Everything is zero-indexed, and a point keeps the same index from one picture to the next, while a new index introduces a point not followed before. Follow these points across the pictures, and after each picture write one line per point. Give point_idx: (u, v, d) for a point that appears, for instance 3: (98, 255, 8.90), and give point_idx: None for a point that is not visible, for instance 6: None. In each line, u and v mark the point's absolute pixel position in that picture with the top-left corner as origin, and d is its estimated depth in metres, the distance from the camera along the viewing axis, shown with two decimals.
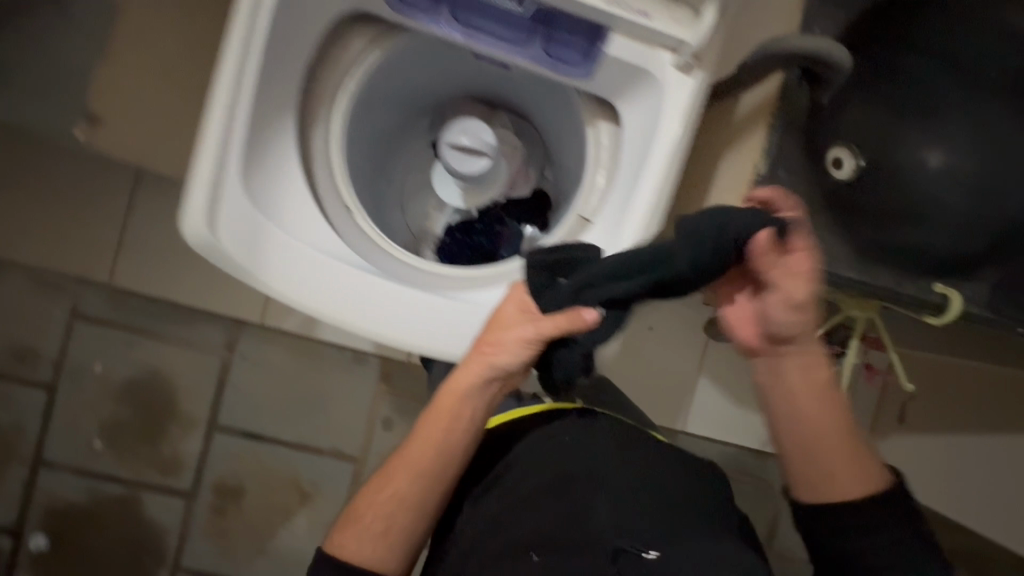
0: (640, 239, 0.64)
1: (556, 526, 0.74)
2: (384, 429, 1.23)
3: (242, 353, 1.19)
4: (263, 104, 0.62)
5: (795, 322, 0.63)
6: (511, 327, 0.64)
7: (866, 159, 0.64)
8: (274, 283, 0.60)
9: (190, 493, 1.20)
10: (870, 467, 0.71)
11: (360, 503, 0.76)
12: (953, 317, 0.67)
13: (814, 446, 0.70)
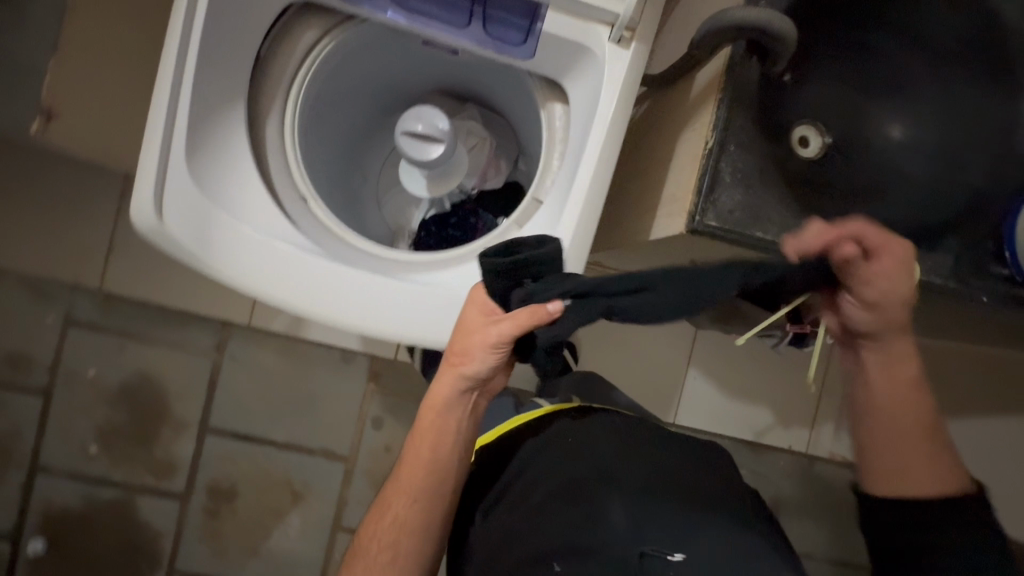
0: (583, 221, 0.61)
1: (574, 532, 0.71)
2: (374, 428, 1.24)
3: (231, 354, 1.20)
4: (216, 96, 0.61)
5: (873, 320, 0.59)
6: (474, 332, 0.60)
7: (831, 137, 0.61)
8: (225, 271, 0.57)
9: (184, 495, 1.22)
10: (945, 462, 0.73)
11: (365, 533, 0.79)
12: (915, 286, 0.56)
13: (892, 447, 0.73)
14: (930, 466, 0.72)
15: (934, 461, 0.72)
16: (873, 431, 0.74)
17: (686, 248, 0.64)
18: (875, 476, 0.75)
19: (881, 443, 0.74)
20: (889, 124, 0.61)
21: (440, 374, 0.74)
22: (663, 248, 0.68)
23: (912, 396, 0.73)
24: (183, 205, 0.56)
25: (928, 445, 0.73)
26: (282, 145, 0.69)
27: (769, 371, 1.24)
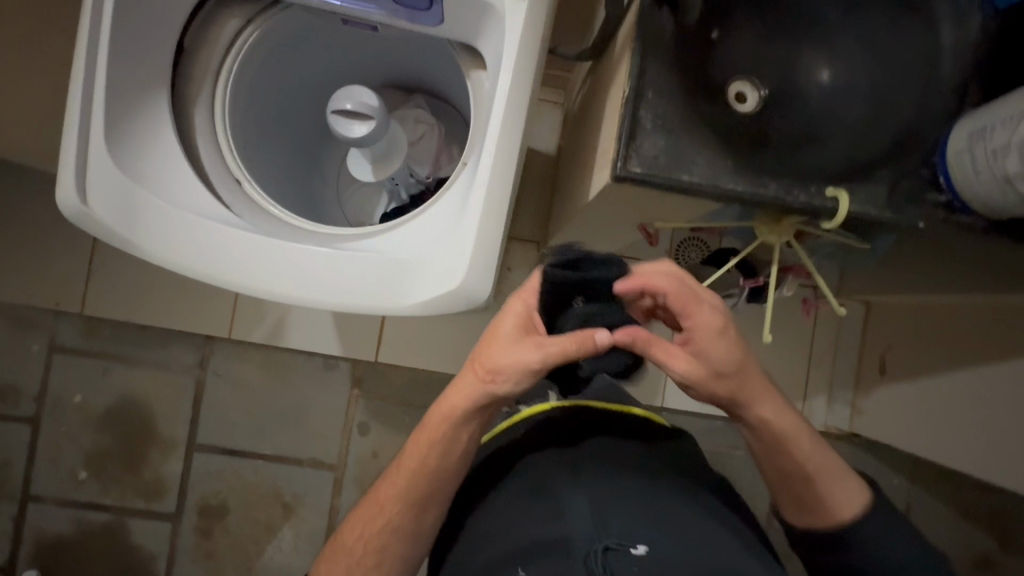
0: (508, 173, 0.57)
1: (536, 532, 0.65)
2: (361, 434, 1.23)
3: (214, 370, 1.21)
4: (137, 90, 0.63)
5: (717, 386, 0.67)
6: (515, 354, 0.64)
7: (767, 91, 0.60)
8: (154, 249, 0.57)
9: (174, 516, 1.21)
10: (848, 481, 0.72)
11: (349, 536, 0.77)
12: (841, 219, 0.53)
13: (798, 474, 0.71)
14: (836, 489, 0.71)
15: (838, 485, 0.71)
16: (769, 472, 0.73)
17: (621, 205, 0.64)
18: (789, 508, 0.74)
19: (781, 480, 0.73)
20: (816, 68, 0.60)
21: (458, 378, 0.71)
22: (605, 209, 0.68)
23: (804, 436, 0.71)
24: (107, 187, 0.57)
25: (828, 471, 0.71)
26: (212, 131, 0.71)
27: None
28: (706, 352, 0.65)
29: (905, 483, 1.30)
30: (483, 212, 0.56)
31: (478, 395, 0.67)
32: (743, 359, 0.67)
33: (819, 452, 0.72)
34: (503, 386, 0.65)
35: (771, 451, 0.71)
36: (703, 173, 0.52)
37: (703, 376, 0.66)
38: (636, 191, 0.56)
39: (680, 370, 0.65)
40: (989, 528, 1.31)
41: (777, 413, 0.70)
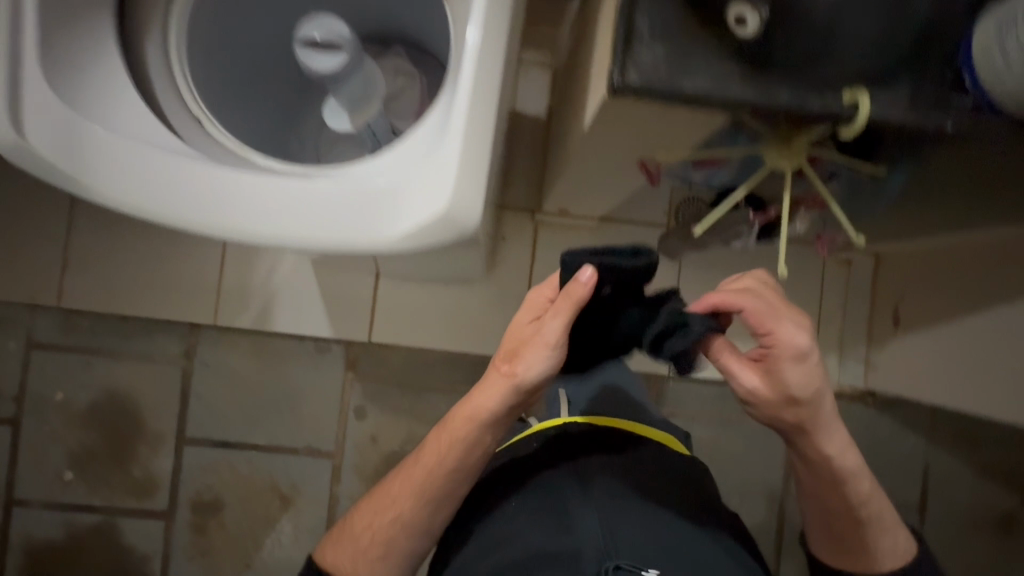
0: (486, 80, 0.49)
1: (543, 545, 0.63)
2: (358, 419, 1.18)
3: (200, 359, 1.16)
4: (75, 19, 0.58)
5: (789, 411, 0.64)
6: (534, 340, 0.62)
7: (768, 9, 0.46)
8: (108, 187, 0.52)
9: (168, 513, 1.16)
10: (899, 534, 0.72)
11: (357, 524, 0.75)
12: (862, 121, 0.48)
13: (844, 521, 0.70)
14: (886, 539, 0.71)
15: (886, 536, 0.71)
16: (817, 512, 0.73)
17: (615, 137, 0.59)
18: (825, 549, 0.74)
19: (831, 521, 0.72)
20: None
21: (482, 382, 0.69)
22: (599, 145, 0.63)
23: (865, 480, 0.69)
24: (54, 132, 0.52)
25: (882, 521, 0.70)
26: (168, 71, 0.65)
27: None
28: (785, 376, 0.61)
29: (923, 442, 1.26)
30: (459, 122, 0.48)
31: (499, 389, 0.65)
32: (819, 390, 0.63)
33: (878, 500, 0.70)
34: (525, 372, 0.63)
35: (830, 490, 0.69)
36: (709, 80, 0.46)
37: (773, 398, 0.63)
38: (643, 106, 0.49)
39: (749, 386, 0.63)
40: (1010, 484, 1.27)
41: (843, 452, 0.67)
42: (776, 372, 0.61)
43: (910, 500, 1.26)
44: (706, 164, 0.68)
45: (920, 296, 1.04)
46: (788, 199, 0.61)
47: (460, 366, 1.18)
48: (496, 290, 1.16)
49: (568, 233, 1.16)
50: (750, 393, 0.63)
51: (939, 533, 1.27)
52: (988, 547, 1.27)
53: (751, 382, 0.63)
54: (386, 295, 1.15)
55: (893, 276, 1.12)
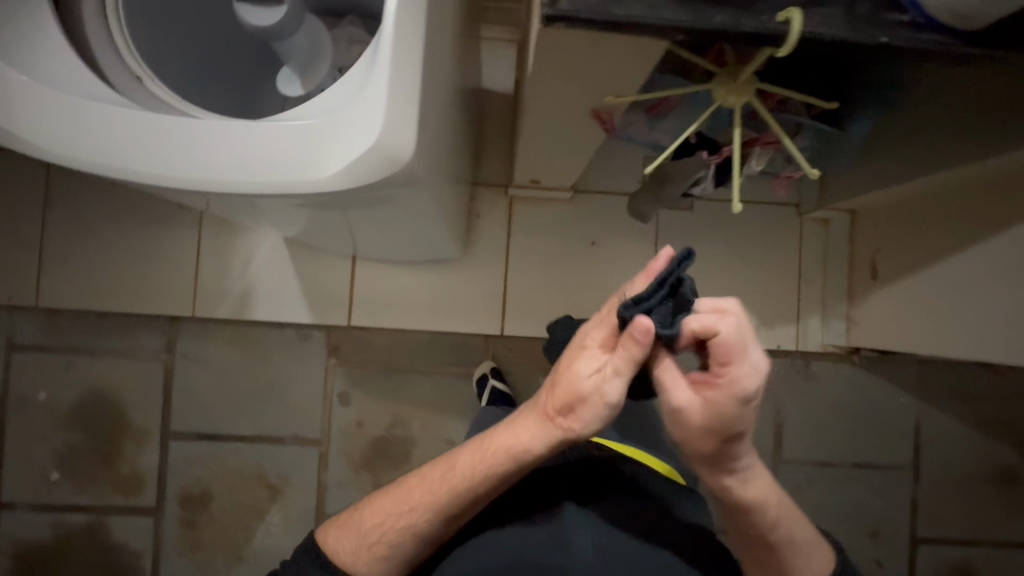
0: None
1: (539, 556, 0.67)
2: (342, 405, 1.18)
3: (182, 353, 1.16)
4: None
5: (707, 442, 0.55)
6: (590, 395, 0.55)
7: None
8: (59, 147, 0.47)
9: (156, 509, 1.15)
10: (818, 554, 0.69)
11: (368, 519, 0.74)
12: (795, 39, 0.47)
13: (763, 546, 0.67)
14: (802, 561, 0.68)
15: (801, 558, 0.68)
16: (734, 534, 0.69)
17: (562, 82, 0.58)
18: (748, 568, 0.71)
19: (743, 543, 0.68)
20: None
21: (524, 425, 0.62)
22: (548, 96, 0.63)
23: (775, 505, 0.65)
24: None
25: (794, 544, 0.68)
26: (104, 28, 0.59)
27: (737, 273, 1.18)
28: (720, 410, 0.52)
29: (913, 400, 1.25)
30: (396, 52, 0.41)
31: (546, 437, 0.60)
32: (745, 430, 0.55)
33: (789, 523, 0.67)
34: (579, 429, 0.57)
35: (738, 516, 0.65)
36: (639, 7, 0.46)
37: (695, 426, 0.54)
38: (581, 37, 0.49)
39: (675, 409, 0.53)
40: (1006, 439, 1.26)
41: (749, 481, 0.62)
42: (712, 404, 0.52)
43: (903, 460, 1.25)
44: (658, 108, 0.72)
45: (896, 249, 1.03)
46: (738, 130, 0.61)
47: (442, 346, 1.18)
48: (474, 267, 1.16)
49: (543, 207, 1.17)
50: (675, 414, 0.54)
51: (935, 492, 1.26)
52: (986, 503, 1.26)
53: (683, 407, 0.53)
54: (365, 278, 1.15)
55: (870, 232, 1.12)
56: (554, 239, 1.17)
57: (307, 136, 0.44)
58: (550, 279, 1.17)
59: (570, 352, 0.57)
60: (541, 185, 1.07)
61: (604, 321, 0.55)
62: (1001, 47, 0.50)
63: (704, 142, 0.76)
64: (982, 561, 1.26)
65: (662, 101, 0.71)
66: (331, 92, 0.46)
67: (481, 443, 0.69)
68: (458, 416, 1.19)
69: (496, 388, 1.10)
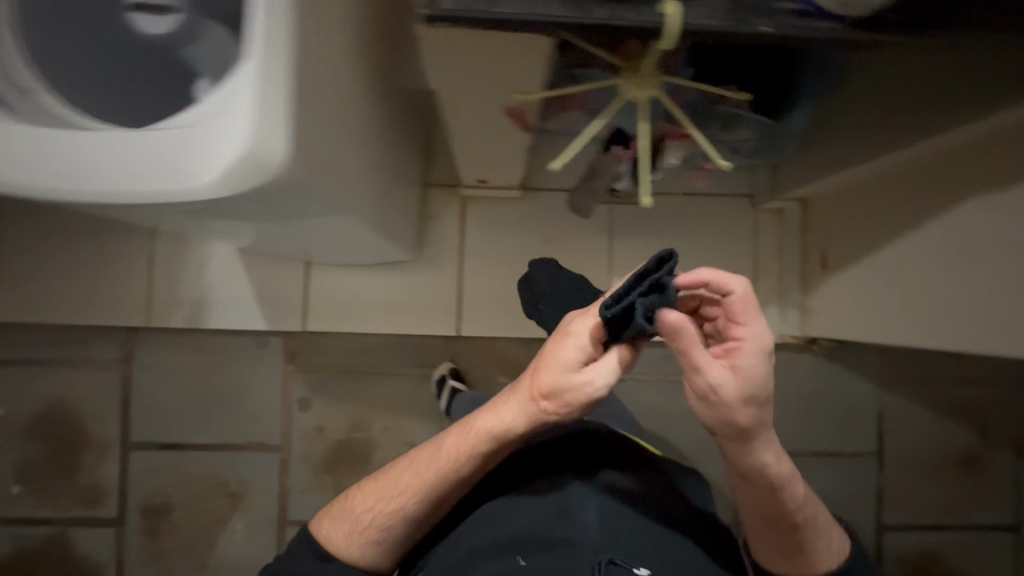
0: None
1: (549, 533, 0.67)
2: (302, 410, 1.17)
3: (140, 363, 1.16)
4: None
5: (745, 413, 0.54)
6: (575, 381, 0.57)
7: None
8: None
9: (118, 520, 1.15)
10: (831, 534, 0.69)
11: (359, 504, 0.74)
12: (676, 34, 0.47)
13: (783, 530, 0.66)
14: (818, 540, 0.67)
15: (818, 538, 0.67)
16: (754, 518, 0.67)
17: (468, 82, 0.58)
18: (766, 555, 0.70)
19: (766, 528, 0.67)
20: None
21: (511, 407, 0.64)
22: (460, 97, 0.62)
23: (797, 486, 0.64)
24: None
25: (815, 522, 0.67)
26: None
27: (692, 266, 1.18)
28: (753, 371, 0.52)
29: (876, 388, 1.25)
30: (260, 65, 0.41)
31: (529, 415, 0.63)
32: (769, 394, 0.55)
33: (812, 502, 0.66)
34: (562, 414, 0.60)
35: (769, 498, 0.63)
36: (523, 5, 0.46)
37: (738, 397, 0.53)
38: (471, 35, 0.49)
39: (716, 386, 0.52)
40: (969, 424, 1.26)
41: (781, 462, 0.61)
42: (751, 368, 0.52)
43: (868, 448, 1.25)
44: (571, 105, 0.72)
45: (846, 237, 1.04)
46: (646, 130, 0.60)
47: (400, 348, 1.18)
48: (429, 269, 1.16)
49: (496, 205, 1.17)
50: (720, 394, 0.53)
51: (900, 478, 1.26)
52: (952, 489, 1.26)
53: (723, 382, 0.52)
54: (319, 283, 1.15)
55: (821, 222, 1.12)
56: (509, 238, 1.17)
57: (182, 147, 0.44)
58: (506, 277, 1.17)
59: (557, 342, 0.58)
60: (489, 185, 1.07)
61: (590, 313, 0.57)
62: (894, 34, 0.50)
63: (618, 138, 0.73)
64: (950, 547, 1.26)
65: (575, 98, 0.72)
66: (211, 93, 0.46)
67: (467, 423, 0.70)
68: (419, 419, 1.19)
69: (454, 389, 1.10)
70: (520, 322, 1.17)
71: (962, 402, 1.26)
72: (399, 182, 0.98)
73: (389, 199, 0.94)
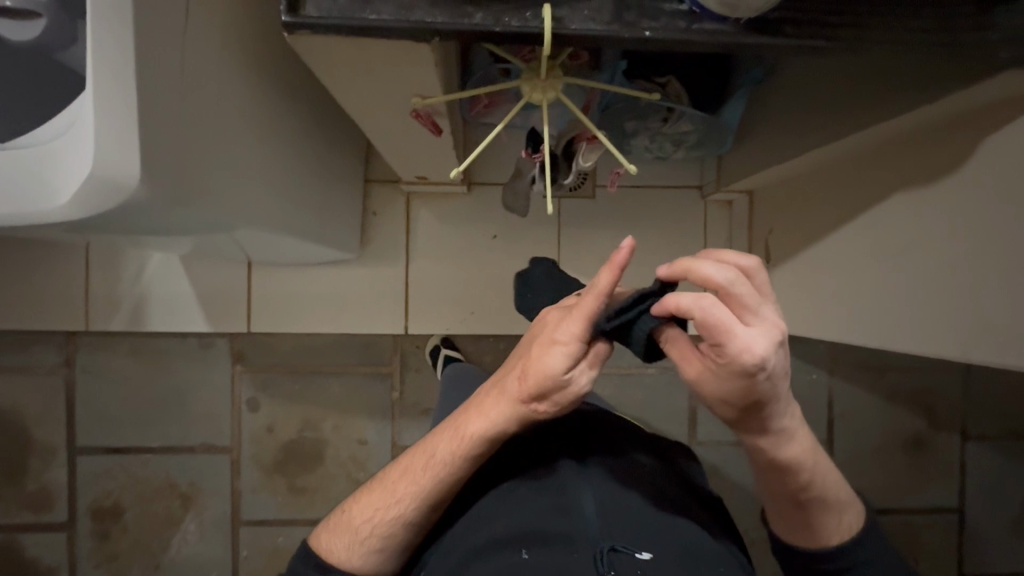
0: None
1: (546, 523, 0.61)
2: (252, 411, 1.17)
3: (83, 366, 1.14)
4: None
5: (727, 408, 0.48)
6: (565, 385, 0.52)
7: None
8: None
9: (69, 524, 1.15)
10: (846, 511, 0.63)
11: (357, 514, 0.69)
12: (550, 42, 0.45)
13: (798, 502, 0.61)
14: (828, 517, 0.63)
15: (830, 516, 0.62)
16: (767, 488, 0.62)
17: (367, 85, 0.56)
18: (781, 525, 0.65)
19: (777, 499, 0.62)
20: None
21: (496, 409, 0.59)
22: (361, 98, 0.60)
23: (815, 460, 0.57)
24: None
25: (824, 502, 0.61)
26: None
27: (641, 258, 1.18)
28: (729, 379, 0.45)
29: (824, 375, 1.27)
30: (97, 87, 0.39)
31: (517, 418, 0.58)
32: (767, 396, 0.47)
33: (824, 481, 0.60)
34: (550, 414, 0.56)
35: (770, 473, 0.59)
36: (394, 12, 0.44)
37: (714, 394, 0.47)
38: (344, 42, 0.47)
39: (690, 377, 0.48)
40: (913, 408, 1.29)
41: (787, 443, 0.54)
42: (731, 376, 0.44)
43: (817, 434, 1.27)
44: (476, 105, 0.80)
45: (789, 227, 1.03)
46: (546, 141, 0.59)
47: (349, 347, 1.18)
48: (374, 266, 1.15)
49: (442, 200, 1.16)
50: (698, 386, 0.47)
51: (849, 463, 1.28)
52: (899, 473, 1.29)
53: (698, 376, 0.47)
54: (263, 283, 1.14)
55: (767, 212, 1.11)
56: (456, 234, 1.16)
57: (25, 169, 0.42)
58: (454, 273, 1.17)
59: (543, 349, 0.52)
60: (430, 181, 1.06)
61: (575, 313, 0.49)
62: (788, 33, 0.49)
63: (532, 140, 0.71)
64: (900, 528, 1.29)
65: (479, 98, 0.80)
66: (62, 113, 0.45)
67: (459, 426, 0.63)
68: (370, 416, 1.18)
69: (450, 356, 1.12)
70: (469, 318, 1.17)
71: (907, 387, 1.29)
72: (333, 179, 0.96)
73: (321, 199, 0.92)
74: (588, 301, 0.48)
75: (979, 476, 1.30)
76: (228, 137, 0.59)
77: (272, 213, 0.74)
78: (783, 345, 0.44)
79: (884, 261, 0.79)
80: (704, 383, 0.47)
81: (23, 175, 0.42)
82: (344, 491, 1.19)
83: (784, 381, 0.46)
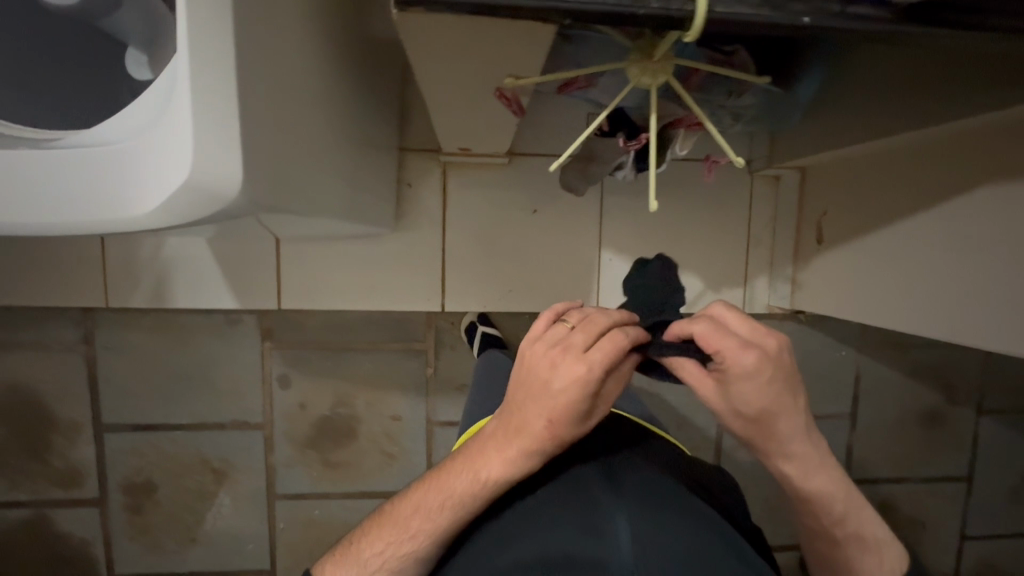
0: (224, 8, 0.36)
1: (575, 552, 0.59)
2: (283, 388, 1.14)
3: (102, 343, 1.09)
4: None
5: (744, 424, 0.59)
6: (588, 411, 0.59)
7: None
8: None
9: (101, 500, 1.13)
10: (889, 553, 0.66)
11: (366, 546, 0.68)
12: (704, 20, 0.40)
13: (825, 536, 0.67)
14: (867, 558, 0.66)
15: (867, 554, 0.66)
16: (802, 521, 0.68)
17: (450, 65, 0.50)
18: (818, 561, 0.70)
19: (813, 532, 0.68)
20: None
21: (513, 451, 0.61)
22: (436, 76, 0.54)
23: (839, 501, 0.64)
24: None
25: (862, 540, 0.66)
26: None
27: (683, 235, 1.15)
28: (743, 394, 0.55)
29: (854, 352, 1.28)
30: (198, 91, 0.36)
31: (540, 455, 0.61)
32: (775, 410, 0.57)
33: (858, 519, 0.65)
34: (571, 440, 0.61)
35: (801, 505, 0.65)
36: None
37: (736, 414, 0.58)
38: (449, 17, 0.41)
39: (718, 404, 0.58)
40: (934, 384, 1.32)
41: (812, 475, 0.62)
42: (744, 389, 0.55)
43: (841, 410, 1.30)
44: (570, 87, 0.69)
45: (843, 209, 1.01)
46: (653, 129, 0.54)
47: (380, 323, 1.14)
48: (409, 241, 1.10)
49: (479, 171, 1.10)
50: (725, 406, 0.58)
51: (868, 437, 1.32)
52: (914, 445, 1.33)
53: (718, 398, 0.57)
54: (292, 257, 1.08)
55: (822, 190, 1.07)
56: (494, 207, 1.11)
57: (93, 173, 0.39)
58: (492, 249, 1.12)
59: (568, 387, 0.57)
60: (472, 152, 1.00)
61: (596, 354, 0.56)
62: (948, 18, 0.43)
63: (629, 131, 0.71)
64: (909, 496, 1.34)
65: (574, 79, 0.68)
66: (139, 116, 0.42)
67: (474, 466, 0.63)
68: (404, 393, 1.17)
69: (487, 334, 1.10)
70: (507, 296, 1.14)
71: (929, 363, 1.31)
72: (371, 153, 0.90)
73: (362, 174, 0.85)
74: (613, 338, 0.57)
75: (989, 449, 1.35)
76: (286, 124, 0.53)
77: (323, 199, 0.68)
78: (776, 364, 0.55)
79: (947, 261, 0.77)
80: (723, 402, 0.57)
81: (103, 178, 0.39)
82: (377, 466, 1.19)
83: (784, 393, 0.56)
